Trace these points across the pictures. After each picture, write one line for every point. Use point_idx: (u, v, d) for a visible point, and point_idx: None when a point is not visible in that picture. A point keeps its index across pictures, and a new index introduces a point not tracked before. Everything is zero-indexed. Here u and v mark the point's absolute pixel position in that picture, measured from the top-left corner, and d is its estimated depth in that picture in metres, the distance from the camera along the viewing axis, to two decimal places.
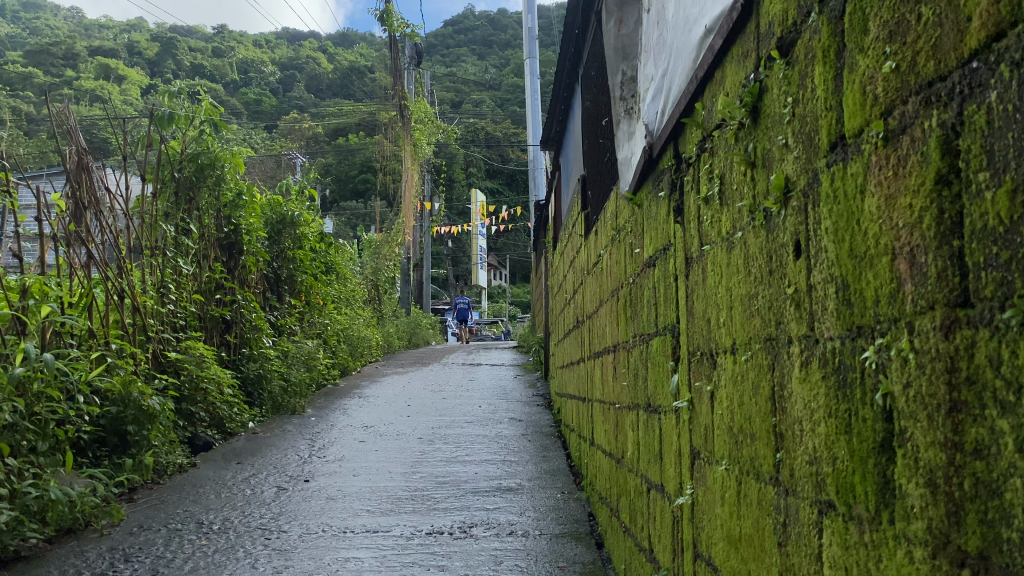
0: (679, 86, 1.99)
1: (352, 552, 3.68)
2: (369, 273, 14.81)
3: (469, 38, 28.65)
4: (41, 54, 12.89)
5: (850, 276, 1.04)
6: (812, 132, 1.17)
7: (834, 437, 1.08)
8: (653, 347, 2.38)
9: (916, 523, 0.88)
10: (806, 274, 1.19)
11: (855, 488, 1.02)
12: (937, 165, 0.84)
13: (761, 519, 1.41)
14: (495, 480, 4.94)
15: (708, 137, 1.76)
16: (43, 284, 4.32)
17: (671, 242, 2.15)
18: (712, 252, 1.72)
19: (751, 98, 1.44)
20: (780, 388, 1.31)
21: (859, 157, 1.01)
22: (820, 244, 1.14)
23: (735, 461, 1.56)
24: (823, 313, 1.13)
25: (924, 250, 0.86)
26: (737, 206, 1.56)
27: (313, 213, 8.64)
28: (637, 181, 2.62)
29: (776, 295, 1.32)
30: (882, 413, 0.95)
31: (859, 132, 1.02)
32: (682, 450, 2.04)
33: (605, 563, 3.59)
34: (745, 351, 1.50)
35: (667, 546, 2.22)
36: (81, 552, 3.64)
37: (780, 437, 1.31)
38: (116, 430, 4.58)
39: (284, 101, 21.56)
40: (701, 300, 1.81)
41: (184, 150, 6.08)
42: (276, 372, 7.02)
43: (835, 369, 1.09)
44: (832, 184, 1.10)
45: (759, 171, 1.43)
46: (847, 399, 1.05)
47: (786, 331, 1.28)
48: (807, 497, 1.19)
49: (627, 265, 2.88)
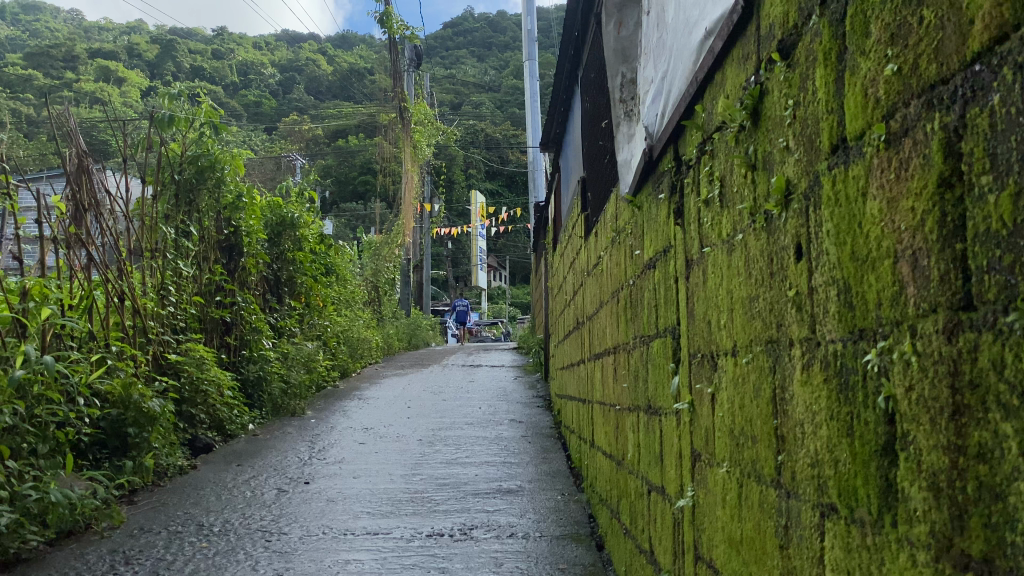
0: (680, 89, 1.99)
1: (352, 554, 3.68)
2: (369, 275, 14.81)
3: (468, 39, 28.67)
4: (40, 57, 12.89)
5: (852, 280, 1.04)
6: (813, 135, 1.17)
7: (837, 440, 1.08)
8: (654, 348, 2.38)
9: (918, 527, 0.87)
10: (807, 277, 1.19)
11: (858, 492, 1.02)
12: (939, 168, 0.84)
13: (762, 522, 1.41)
14: (496, 481, 4.94)
15: (709, 139, 1.76)
16: (43, 287, 4.26)
17: (672, 244, 2.15)
18: (713, 254, 1.72)
19: (752, 100, 1.44)
20: (781, 392, 1.31)
21: (861, 159, 1.01)
22: (821, 247, 1.14)
23: (737, 464, 1.56)
24: (825, 316, 1.13)
25: (926, 253, 0.85)
26: (737, 208, 1.56)
27: (313, 215, 8.64)
28: (637, 183, 2.62)
29: (778, 297, 1.32)
30: (884, 416, 0.95)
31: (861, 135, 1.02)
32: (682, 452, 2.04)
33: (605, 565, 3.59)
34: (747, 354, 1.50)
35: (667, 548, 2.22)
36: (81, 554, 3.64)
37: (782, 440, 1.31)
38: (116, 433, 4.58)
39: (284, 103, 21.58)
40: (702, 302, 1.81)
41: (184, 152, 6.08)
42: (276, 374, 7.02)
43: (837, 372, 1.09)
44: (833, 187, 1.10)
45: (760, 173, 1.43)
46: (849, 402, 1.05)
47: (787, 333, 1.28)
48: (809, 500, 1.19)
49: (627, 267, 2.88)
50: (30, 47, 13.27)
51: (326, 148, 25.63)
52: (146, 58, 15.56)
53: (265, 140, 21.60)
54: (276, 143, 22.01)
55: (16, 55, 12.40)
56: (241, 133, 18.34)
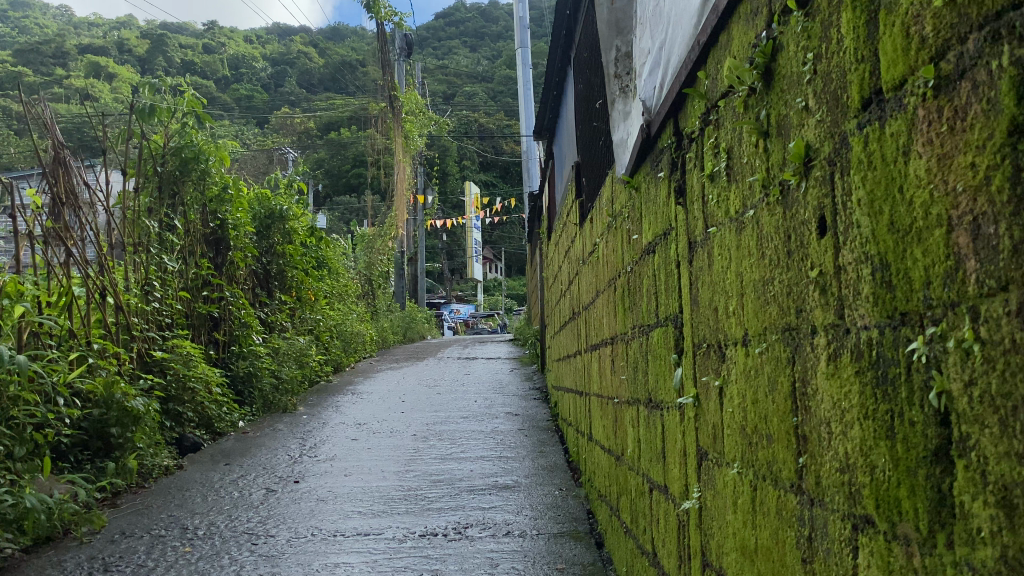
0: (679, 56, 1.82)
1: (341, 557, 3.54)
2: (363, 268, 14.63)
3: (461, 30, 28.42)
4: (29, 53, 12.55)
5: (891, 256, 0.89)
6: (839, 90, 1.02)
7: (872, 442, 0.93)
8: (654, 338, 2.23)
9: (983, 550, 0.73)
10: (833, 255, 1.04)
11: (900, 504, 0.87)
12: (1010, 113, 0.69)
13: (780, 531, 1.26)
14: (491, 477, 4.79)
15: (713, 108, 1.60)
16: (18, 284, 4.12)
17: (672, 226, 1.99)
18: (719, 233, 1.57)
19: (763, 58, 1.27)
20: (802, 386, 1.16)
21: (902, 113, 0.86)
22: (850, 218, 0.99)
23: (749, 465, 1.42)
24: (856, 300, 0.98)
25: (993, 219, 0.71)
26: (748, 181, 1.40)
27: (303, 208, 8.50)
28: (635, 162, 2.45)
29: (796, 278, 1.17)
30: (935, 416, 0.80)
31: (901, 84, 0.86)
32: (687, 450, 1.89)
33: (605, 564, 3.45)
34: (760, 343, 1.35)
35: (672, 553, 2.07)
36: (59, 562, 3.47)
37: (804, 441, 1.16)
38: (98, 433, 4.42)
39: (275, 97, 21.30)
40: (707, 287, 1.66)
41: (166, 144, 5.93)
42: (267, 370, 6.85)
43: (872, 363, 0.93)
44: (864, 149, 0.95)
45: (773, 140, 1.28)
46: (889, 398, 0.90)
47: (809, 319, 1.13)
48: (837, 510, 1.04)
49: (624, 253, 2.73)
50: (19, 43, 12.91)
51: (319, 141, 25.31)
52: (137, 54, 15.14)
53: (258, 134, 21.28)
54: (269, 136, 21.67)
55: (4, 51, 12.04)
56: (234, 127, 18.04)
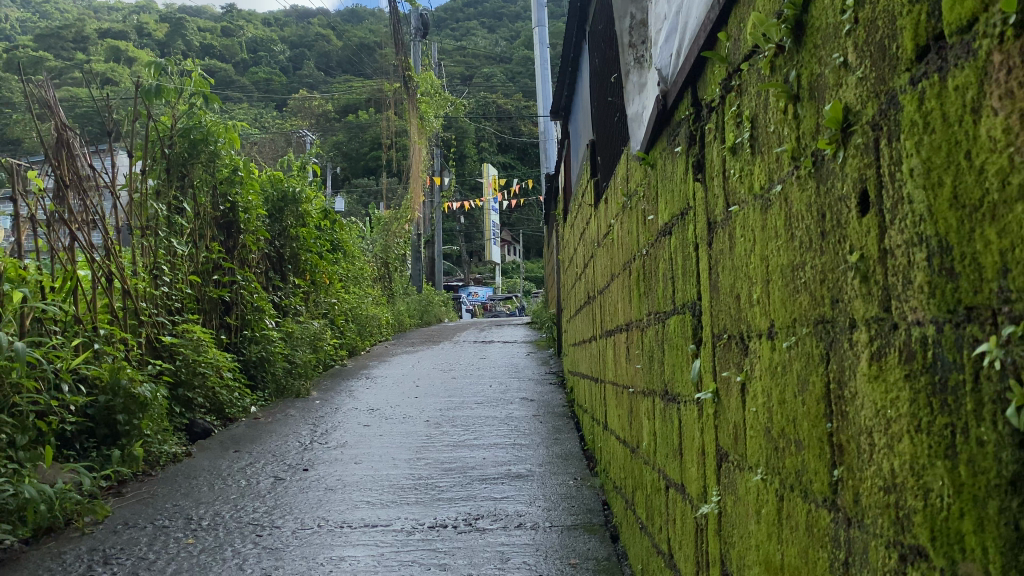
0: (697, 17, 1.65)
1: (347, 550, 3.42)
2: (378, 252, 14.47)
3: (478, 10, 27.81)
4: (50, 38, 12.28)
5: (954, 237, 0.73)
6: (888, 39, 0.85)
7: (926, 461, 0.78)
8: (670, 326, 2.07)
9: None
10: (877, 237, 0.88)
11: (962, 540, 0.73)
12: None
13: (811, 550, 1.11)
14: (504, 465, 4.67)
15: (736, 73, 1.43)
16: (19, 268, 3.97)
17: (690, 206, 1.84)
18: (741, 213, 1.41)
19: (793, 9, 1.10)
20: (838, 387, 1.00)
21: (970, 60, 0.70)
22: (900, 191, 0.83)
23: (774, 473, 1.26)
24: (905, 291, 0.82)
25: None
26: (775, 153, 1.24)
27: (316, 190, 8.36)
28: (649, 138, 2.29)
29: (830, 262, 1.01)
30: (1013, 436, 0.66)
31: (967, 27, 0.70)
32: (705, 449, 1.73)
33: (620, 559, 3.31)
34: (788, 337, 1.19)
35: (689, 556, 1.93)
36: (58, 554, 3.37)
37: (838, 451, 1.00)
38: (106, 420, 4.34)
39: (294, 79, 21.09)
40: (729, 273, 1.49)
41: (174, 125, 5.81)
42: (280, 355, 6.74)
43: (927, 366, 0.78)
44: (917, 107, 0.79)
45: (805, 106, 1.11)
46: (949, 410, 0.74)
47: (846, 311, 0.97)
48: (878, 534, 0.89)
49: (640, 234, 2.56)
50: (39, 28, 12.81)
51: (337, 124, 25.09)
52: (156, 38, 14.90)
53: (276, 117, 21.09)
54: (288, 119, 21.50)
55: (25, 38, 11.85)
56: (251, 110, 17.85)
